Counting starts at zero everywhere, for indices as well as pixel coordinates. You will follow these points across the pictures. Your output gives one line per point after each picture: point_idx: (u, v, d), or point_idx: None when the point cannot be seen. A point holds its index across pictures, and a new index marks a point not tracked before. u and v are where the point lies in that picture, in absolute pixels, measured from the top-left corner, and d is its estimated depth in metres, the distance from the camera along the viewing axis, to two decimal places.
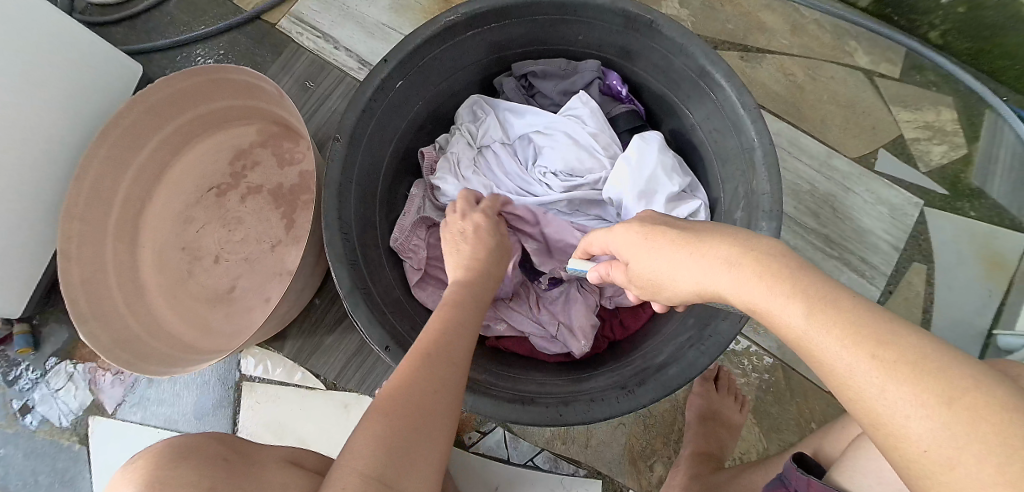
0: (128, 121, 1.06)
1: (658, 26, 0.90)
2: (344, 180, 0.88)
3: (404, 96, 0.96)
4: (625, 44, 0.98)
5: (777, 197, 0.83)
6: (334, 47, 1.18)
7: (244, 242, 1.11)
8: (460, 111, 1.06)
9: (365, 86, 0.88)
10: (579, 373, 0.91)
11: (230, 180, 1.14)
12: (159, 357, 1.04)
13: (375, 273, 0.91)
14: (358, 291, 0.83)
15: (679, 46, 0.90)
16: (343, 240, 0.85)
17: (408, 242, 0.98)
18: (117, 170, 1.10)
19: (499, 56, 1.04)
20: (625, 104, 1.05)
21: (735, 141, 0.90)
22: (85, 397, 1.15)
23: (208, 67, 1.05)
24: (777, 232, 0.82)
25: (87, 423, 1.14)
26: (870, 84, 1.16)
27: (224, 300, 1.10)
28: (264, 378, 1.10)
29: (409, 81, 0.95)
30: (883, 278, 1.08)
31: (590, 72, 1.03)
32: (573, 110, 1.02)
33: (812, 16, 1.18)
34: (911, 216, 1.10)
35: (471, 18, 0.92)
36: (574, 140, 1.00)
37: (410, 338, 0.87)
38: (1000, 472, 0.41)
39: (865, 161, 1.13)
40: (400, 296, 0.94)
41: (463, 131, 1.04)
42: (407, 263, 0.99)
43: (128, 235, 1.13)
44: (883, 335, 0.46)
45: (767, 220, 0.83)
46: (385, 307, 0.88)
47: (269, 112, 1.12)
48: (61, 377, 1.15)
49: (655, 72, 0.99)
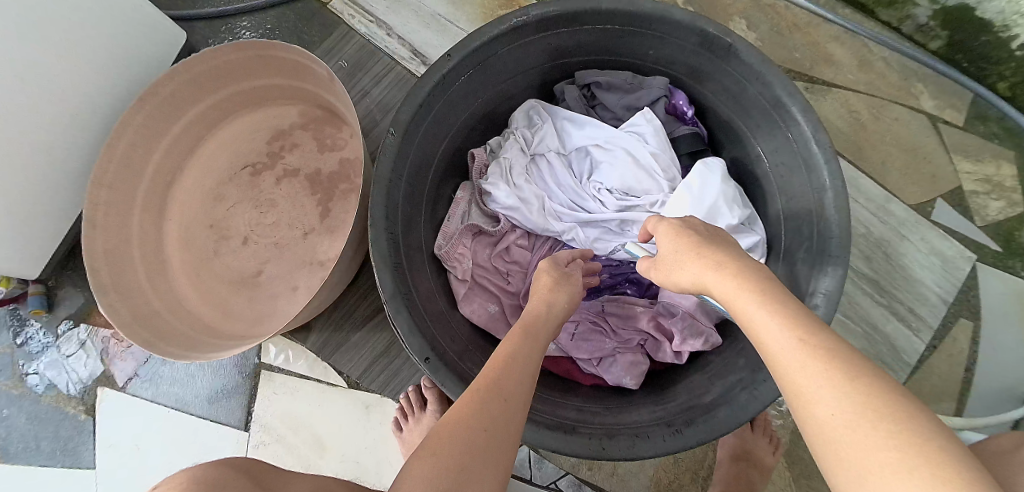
0: (168, 91, 1.02)
1: (735, 49, 0.87)
2: (394, 177, 0.84)
3: (462, 93, 0.92)
4: (695, 64, 0.94)
5: (845, 241, 0.80)
6: (386, 34, 1.12)
7: (276, 226, 1.07)
8: (514, 115, 1.02)
9: (425, 80, 0.84)
10: (619, 402, 0.88)
11: (265, 160, 1.10)
12: (179, 338, 1.01)
13: (417, 277, 0.87)
14: (401, 297, 0.80)
15: (755, 72, 0.87)
16: (390, 242, 0.81)
17: (453, 251, 0.95)
18: (151, 140, 1.06)
19: (561, 62, 1.00)
20: (690, 127, 1.01)
21: (804, 178, 0.87)
22: (96, 367, 1.11)
23: (255, 43, 1.00)
24: (842, 280, 0.79)
25: (97, 393, 1.10)
26: (933, 130, 1.13)
27: (250, 284, 1.06)
28: (284, 368, 1.05)
29: (470, 79, 0.91)
30: (930, 332, 1.04)
31: (658, 89, 0.99)
32: (634, 127, 0.99)
33: (881, 53, 1.15)
34: (963, 270, 1.07)
35: (542, 20, 0.89)
36: (634, 158, 0.96)
37: (449, 349, 0.84)
38: (884, 445, 0.46)
39: (923, 209, 1.09)
40: (440, 304, 0.90)
41: (516, 137, 1.00)
42: (451, 274, 0.95)
43: (155, 207, 1.09)
44: (818, 330, 0.53)
45: (833, 265, 0.80)
46: (426, 316, 0.84)
47: (315, 95, 1.07)
48: (73, 344, 1.11)
49: (725, 96, 0.95)
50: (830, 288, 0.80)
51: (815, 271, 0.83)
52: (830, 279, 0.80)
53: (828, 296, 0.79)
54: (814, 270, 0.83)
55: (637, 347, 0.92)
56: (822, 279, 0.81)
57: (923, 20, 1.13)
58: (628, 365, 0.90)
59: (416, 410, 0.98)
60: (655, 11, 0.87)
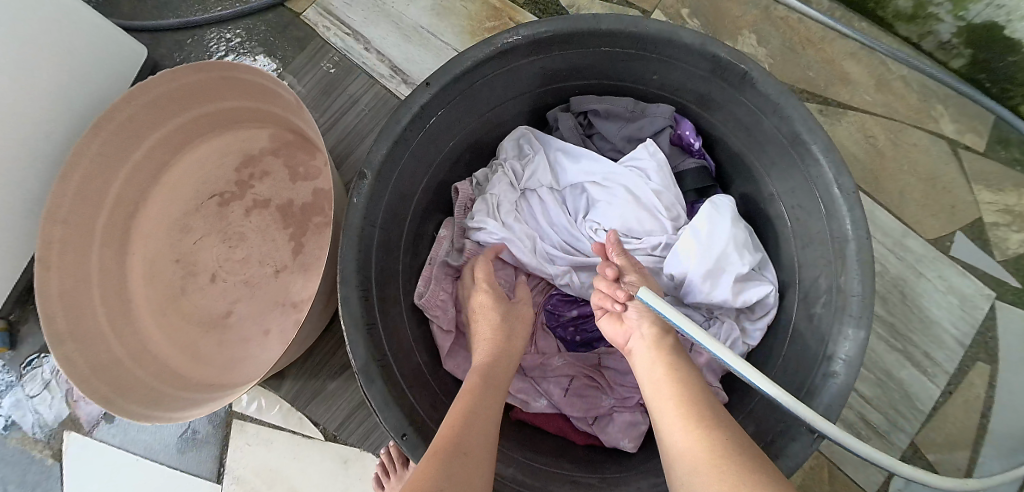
0: (125, 115, 0.92)
1: (749, 77, 0.78)
2: (368, 224, 0.75)
3: (446, 123, 0.83)
4: (705, 91, 0.85)
5: (868, 300, 0.72)
6: (363, 48, 1.04)
7: (246, 262, 0.98)
8: (504, 144, 0.93)
9: (400, 113, 0.75)
10: (619, 468, 0.81)
11: (234, 189, 1.01)
12: (141, 391, 0.91)
13: (395, 336, 0.78)
14: (376, 364, 0.71)
15: (771, 104, 0.78)
16: (363, 301, 0.72)
17: (435, 299, 0.86)
18: (111, 169, 0.96)
19: (555, 86, 0.91)
20: (697, 160, 0.92)
21: (822, 224, 0.79)
22: (62, 409, 1.03)
23: (217, 64, 0.89)
24: (864, 345, 0.72)
25: (63, 437, 1.02)
26: (952, 156, 1.05)
27: (220, 326, 0.98)
28: (257, 417, 0.98)
29: (452, 109, 0.82)
30: (946, 377, 0.98)
31: (663, 118, 0.90)
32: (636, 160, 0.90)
33: (899, 71, 1.08)
34: (981, 309, 1.00)
35: (532, 44, 0.79)
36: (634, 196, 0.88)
37: (430, 417, 0.76)
38: None
39: (941, 243, 1.02)
40: (420, 362, 0.82)
41: (505, 171, 0.91)
42: (433, 324, 0.87)
43: (118, 240, 0.99)
44: None
45: (854, 328, 0.73)
46: (406, 382, 0.75)
47: (284, 119, 0.97)
48: (37, 384, 1.03)
49: (734, 126, 0.87)
50: (851, 353, 0.72)
51: (835, 333, 0.75)
52: (851, 343, 0.72)
53: (848, 363, 0.72)
54: (833, 330, 0.75)
55: (636, 406, 0.85)
56: (843, 343, 0.73)
57: (946, 36, 1.04)
58: (626, 426, 0.84)
59: (399, 469, 0.90)
60: (663, 34, 0.78)
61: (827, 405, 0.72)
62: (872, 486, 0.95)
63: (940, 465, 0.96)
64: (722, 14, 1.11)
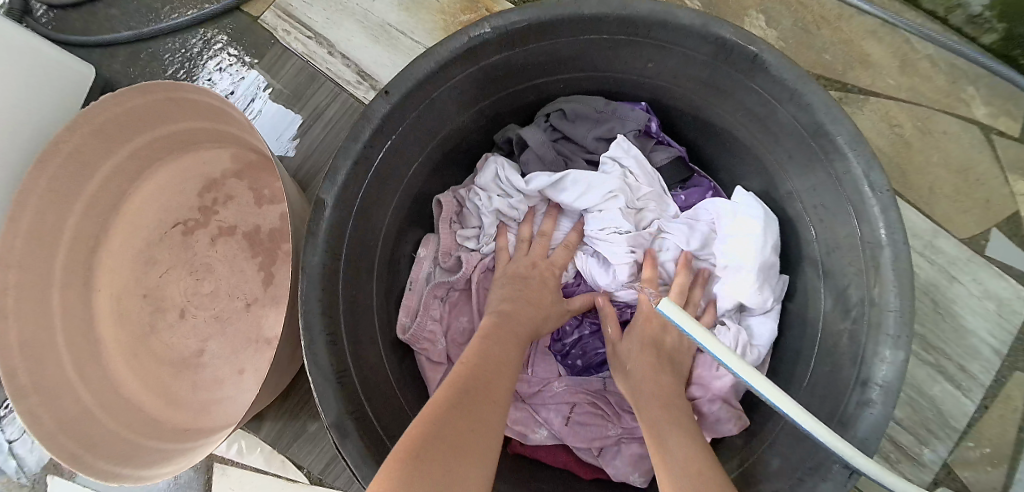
0: (72, 146, 0.83)
1: (760, 64, 0.68)
2: (329, 261, 0.67)
3: (414, 136, 0.74)
4: (707, 78, 0.75)
5: (907, 317, 0.62)
6: (327, 53, 0.96)
7: (215, 295, 0.91)
8: (481, 177, 0.84)
9: (359, 128, 0.67)
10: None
11: (199, 217, 0.93)
12: (113, 444, 0.83)
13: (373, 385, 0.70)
14: (355, 423, 0.64)
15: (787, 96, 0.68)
16: (331, 354, 0.65)
17: (422, 330, 0.80)
18: (64, 204, 0.87)
19: (540, 82, 0.81)
20: (667, 149, 0.86)
21: (845, 242, 0.70)
22: (42, 453, 0.97)
23: (162, 85, 0.80)
24: (903, 370, 0.61)
25: (46, 482, 0.97)
26: (985, 144, 0.95)
27: (192, 366, 0.90)
28: (239, 461, 0.91)
29: (420, 116, 0.72)
30: (981, 390, 0.90)
31: (634, 123, 0.83)
32: (614, 157, 0.82)
33: (925, 50, 0.97)
34: (1020, 314, 0.91)
35: (504, 37, 0.69)
36: (634, 209, 0.80)
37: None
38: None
39: (975, 243, 0.93)
40: (402, 407, 0.74)
41: (482, 201, 0.84)
42: (420, 356, 0.81)
43: (79, 278, 0.92)
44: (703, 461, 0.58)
45: (890, 350, 0.62)
46: (386, 433, 0.68)
47: (242, 139, 0.89)
48: (14, 427, 0.98)
49: (744, 116, 0.76)
50: (888, 379, 0.62)
51: (868, 353, 0.65)
52: (889, 367, 0.62)
53: (886, 389, 0.61)
54: (866, 350, 0.65)
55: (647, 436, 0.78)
56: (878, 366, 0.63)
57: (976, 9, 0.94)
58: (634, 458, 0.77)
59: None
60: (653, 15, 0.67)
61: (861, 440, 0.61)
62: None
63: (977, 487, 0.88)
64: None
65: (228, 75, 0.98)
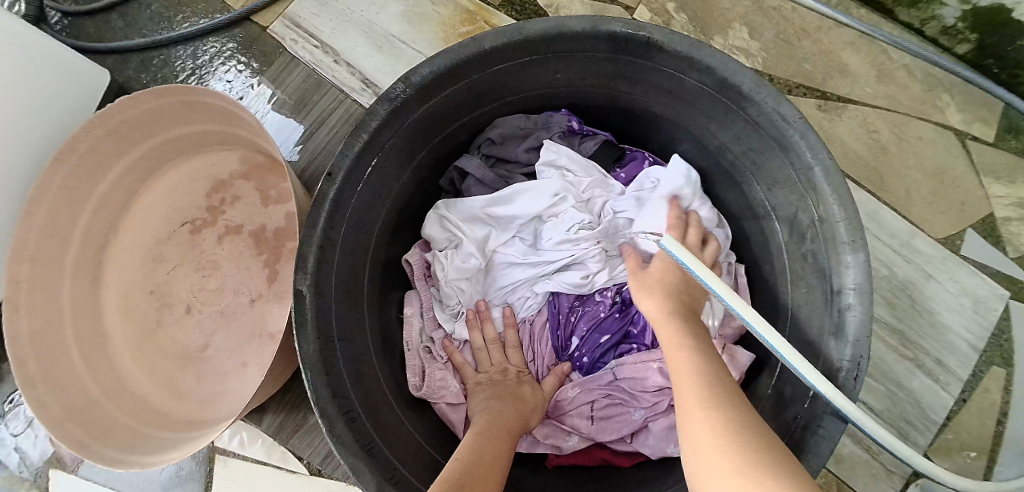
0: (85, 147, 0.87)
1: (723, 77, 0.72)
2: (328, 240, 0.70)
3: (404, 142, 0.77)
4: (682, 95, 0.80)
5: (855, 226, 0.68)
6: (332, 60, 1.01)
7: (220, 291, 0.94)
8: (428, 231, 0.87)
9: (351, 142, 0.70)
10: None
11: (206, 216, 0.97)
12: (119, 433, 0.86)
13: (361, 377, 0.74)
14: (338, 409, 0.67)
15: (753, 103, 0.72)
16: (321, 346, 0.68)
17: (433, 384, 0.83)
18: (75, 203, 0.91)
19: (468, 118, 0.84)
20: (594, 138, 0.92)
21: (815, 237, 0.73)
22: (46, 447, 1.00)
23: (178, 88, 0.85)
24: (867, 266, 0.67)
25: (49, 475, 0.99)
26: (960, 149, 0.99)
27: (197, 360, 0.94)
28: (240, 452, 0.94)
29: (400, 136, 0.75)
30: (959, 384, 0.93)
31: (557, 127, 0.89)
32: (548, 162, 0.88)
33: (902, 60, 1.02)
34: (995, 310, 0.94)
35: (453, 71, 0.72)
36: (583, 201, 0.87)
37: (390, 451, 0.70)
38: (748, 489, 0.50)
39: (951, 242, 0.97)
40: (388, 399, 0.77)
41: (445, 260, 0.86)
42: (439, 404, 0.84)
43: (89, 275, 0.95)
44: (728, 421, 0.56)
45: (853, 254, 0.68)
46: (362, 408, 0.71)
47: (249, 140, 0.93)
48: (20, 421, 1.00)
49: (683, 107, 0.82)
50: (858, 280, 0.68)
51: (833, 265, 0.71)
52: (855, 270, 0.68)
53: (859, 292, 0.68)
54: (831, 263, 0.71)
55: (669, 409, 0.81)
56: (846, 272, 0.69)
57: (950, 21, 0.98)
58: (664, 433, 0.79)
59: None
60: (654, 40, 0.72)
61: (854, 340, 0.67)
62: None
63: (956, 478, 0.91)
64: (711, 8, 1.05)
65: (236, 82, 1.02)
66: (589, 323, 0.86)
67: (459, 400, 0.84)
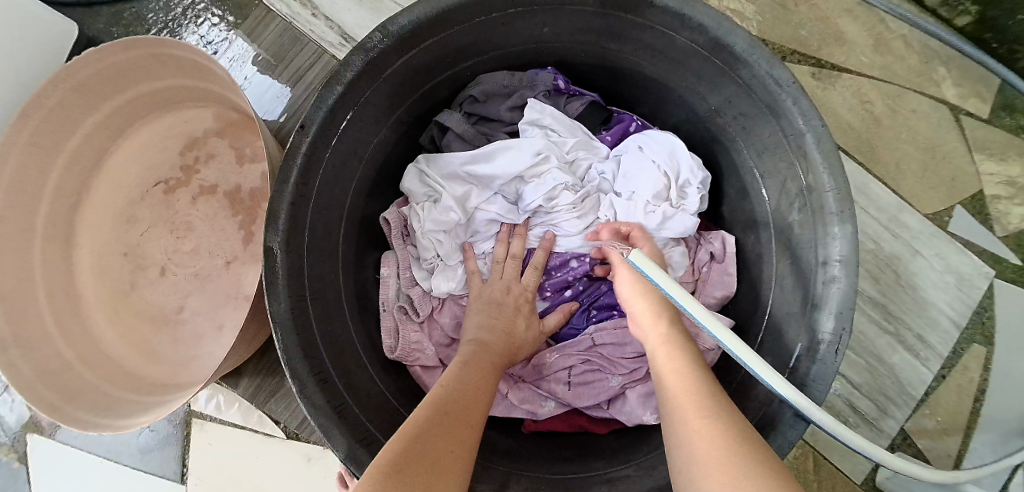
0: (53, 101, 0.83)
1: (715, 39, 0.70)
2: (300, 196, 0.68)
3: (382, 97, 0.74)
4: (672, 55, 0.77)
5: (843, 195, 0.67)
6: (311, 14, 0.98)
7: (195, 253, 0.92)
8: (407, 185, 0.85)
9: (325, 95, 0.67)
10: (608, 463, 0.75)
11: (181, 175, 0.95)
12: (90, 396, 0.85)
13: (335, 341, 0.72)
14: (309, 373, 0.66)
15: (745, 65, 0.70)
16: (293, 305, 0.67)
17: (408, 345, 0.82)
18: (45, 160, 0.88)
19: (450, 72, 0.81)
20: (581, 98, 0.89)
21: (802, 207, 0.72)
22: (23, 412, 0.98)
23: (149, 39, 0.82)
24: (854, 238, 0.66)
25: (24, 440, 0.98)
26: (954, 124, 0.97)
27: (172, 321, 0.92)
28: (216, 416, 0.94)
29: (377, 90, 0.73)
30: (939, 361, 0.93)
31: (543, 85, 0.86)
32: (532, 121, 0.86)
33: (900, 30, 0.99)
34: (980, 289, 0.94)
35: (434, 21, 0.69)
36: (567, 162, 0.85)
37: (363, 414, 0.70)
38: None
39: (939, 219, 0.96)
40: (364, 363, 0.76)
41: (423, 214, 0.84)
42: (414, 367, 0.83)
43: (61, 235, 0.93)
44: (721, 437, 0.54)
45: (841, 225, 0.67)
46: (335, 370, 0.70)
47: (225, 96, 0.90)
48: None
49: (672, 66, 0.79)
50: (844, 251, 0.67)
51: (820, 234, 0.69)
52: (841, 241, 0.67)
53: (845, 263, 0.67)
54: (818, 233, 0.70)
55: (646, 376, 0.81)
56: (832, 243, 0.68)
57: None
58: (641, 401, 0.79)
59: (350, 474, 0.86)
60: None
61: (836, 312, 0.66)
62: (858, 475, 0.92)
63: (932, 454, 0.92)
64: None
65: (211, 35, 0.98)
66: (555, 287, 0.86)
67: (435, 362, 0.84)
